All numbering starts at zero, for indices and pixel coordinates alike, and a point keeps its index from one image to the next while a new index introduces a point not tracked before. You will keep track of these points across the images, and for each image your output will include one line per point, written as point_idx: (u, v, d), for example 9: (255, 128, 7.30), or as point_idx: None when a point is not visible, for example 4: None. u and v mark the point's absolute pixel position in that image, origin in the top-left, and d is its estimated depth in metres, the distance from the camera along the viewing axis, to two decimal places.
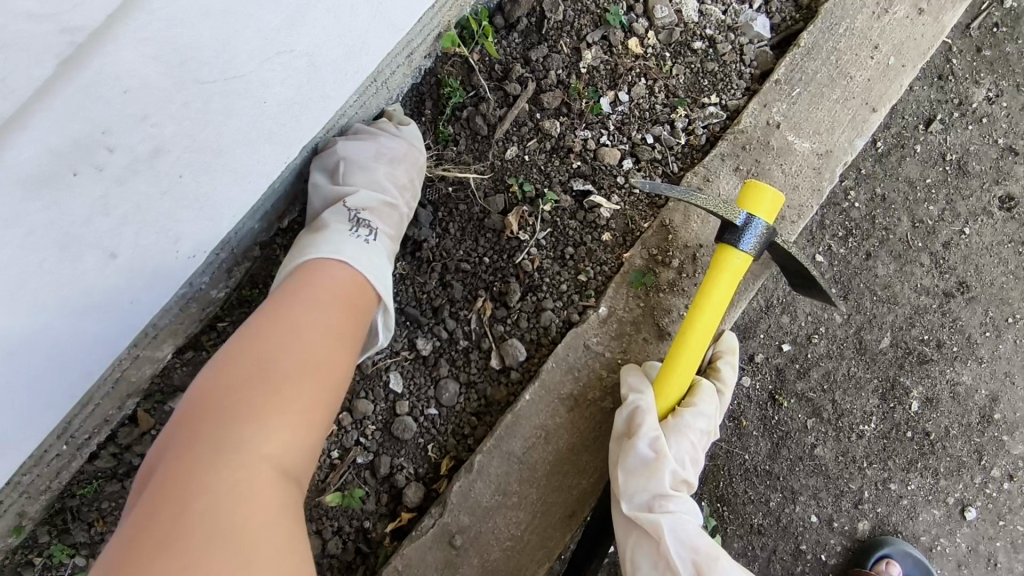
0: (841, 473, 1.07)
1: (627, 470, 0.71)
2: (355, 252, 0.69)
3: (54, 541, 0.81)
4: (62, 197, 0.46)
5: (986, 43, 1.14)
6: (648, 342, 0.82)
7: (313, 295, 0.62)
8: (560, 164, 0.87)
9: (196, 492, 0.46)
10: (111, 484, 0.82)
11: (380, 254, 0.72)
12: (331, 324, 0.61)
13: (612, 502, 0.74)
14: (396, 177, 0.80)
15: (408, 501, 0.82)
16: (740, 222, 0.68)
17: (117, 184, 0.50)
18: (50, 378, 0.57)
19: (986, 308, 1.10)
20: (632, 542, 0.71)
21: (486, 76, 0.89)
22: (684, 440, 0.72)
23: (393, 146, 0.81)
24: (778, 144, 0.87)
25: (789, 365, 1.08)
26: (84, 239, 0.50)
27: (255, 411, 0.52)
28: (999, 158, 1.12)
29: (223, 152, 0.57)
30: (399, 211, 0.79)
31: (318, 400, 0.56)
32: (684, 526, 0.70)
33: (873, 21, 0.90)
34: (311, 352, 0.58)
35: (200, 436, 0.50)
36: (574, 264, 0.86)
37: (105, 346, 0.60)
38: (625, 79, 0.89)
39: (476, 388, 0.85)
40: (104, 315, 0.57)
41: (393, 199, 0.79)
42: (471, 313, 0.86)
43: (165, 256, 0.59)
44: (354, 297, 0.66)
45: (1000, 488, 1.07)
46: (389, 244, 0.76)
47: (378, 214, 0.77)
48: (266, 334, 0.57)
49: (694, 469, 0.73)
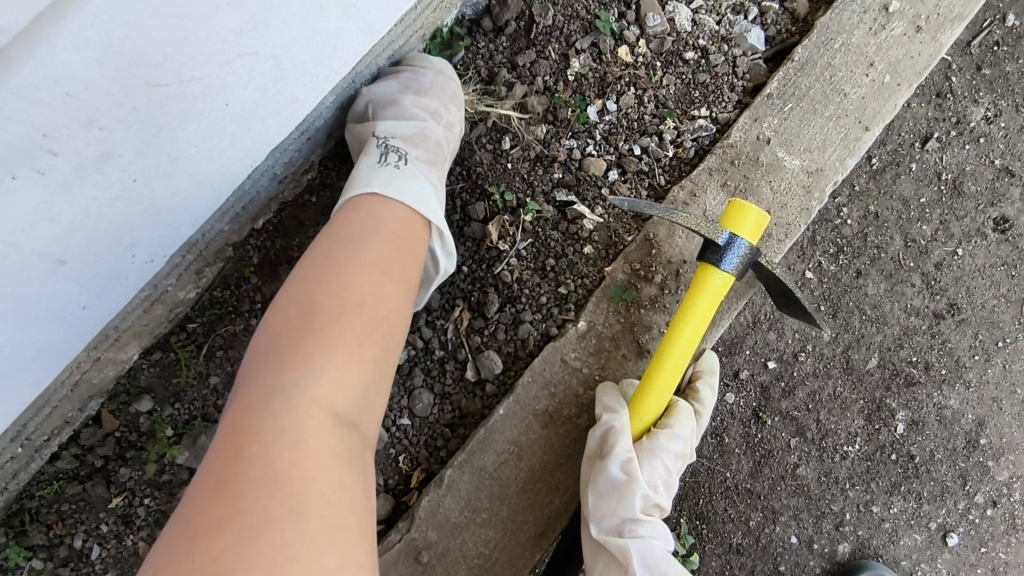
0: (823, 494, 1.05)
1: (598, 493, 0.69)
2: (385, 178, 0.68)
3: (11, 543, 0.79)
4: (0, 202, 0.44)
5: (987, 62, 1.12)
6: (627, 359, 0.80)
7: (368, 231, 0.62)
8: (543, 173, 0.85)
9: (254, 438, 0.47)
10: (73, 486, 0.80)
11: (413, 177, 0.70)
12: (387, 259, 0.61)
13: (583, 524, 0.72)
14: (425, 104, 0.78)
15: (376, 513, 0.80)
16: (722, 242, 0.66)
17: (63, 189, 0.48)
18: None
19: (976, 331, 1.08)
20: (601, 566, 0.69)
21: (470, 80, 0.87)
22: (658, 464, 0.70)
23: (418, 77, 0.79)
24: (768, 161, 0.85)
25: (774, 383, 1.06)
26: (27, 247, 0.49)
27: (301, 354, 0.51)
28: (995, 179, 1.10)
29: (179, 157, 0.56)
30: (433, 135, 0.77)
31: (370, 351, 0.55)
32: (654, 549, 0.68)
33: (870, 36, 0.88)
34: (367, 292, 0.57)
35: (260, 379, 0.50)
36: (554, 275, 0.84)
37: (56, 349, 0.59)
38: (614, 88, 0.87)
39: (451, 400, 0.83)
40: (54, 320, 0.56)
41: (427, 121, 0.77)
42: (448, 323, 0.84)
43: (120, 260, 0.58)
44: (405, 233, 0.65)
45: (983, 514, 1.06)
46: (425, 166, 0.74)
47: (412, 140, 0.75)
48: (325, 273, 0.57)
49: (668, 494, 0.71)
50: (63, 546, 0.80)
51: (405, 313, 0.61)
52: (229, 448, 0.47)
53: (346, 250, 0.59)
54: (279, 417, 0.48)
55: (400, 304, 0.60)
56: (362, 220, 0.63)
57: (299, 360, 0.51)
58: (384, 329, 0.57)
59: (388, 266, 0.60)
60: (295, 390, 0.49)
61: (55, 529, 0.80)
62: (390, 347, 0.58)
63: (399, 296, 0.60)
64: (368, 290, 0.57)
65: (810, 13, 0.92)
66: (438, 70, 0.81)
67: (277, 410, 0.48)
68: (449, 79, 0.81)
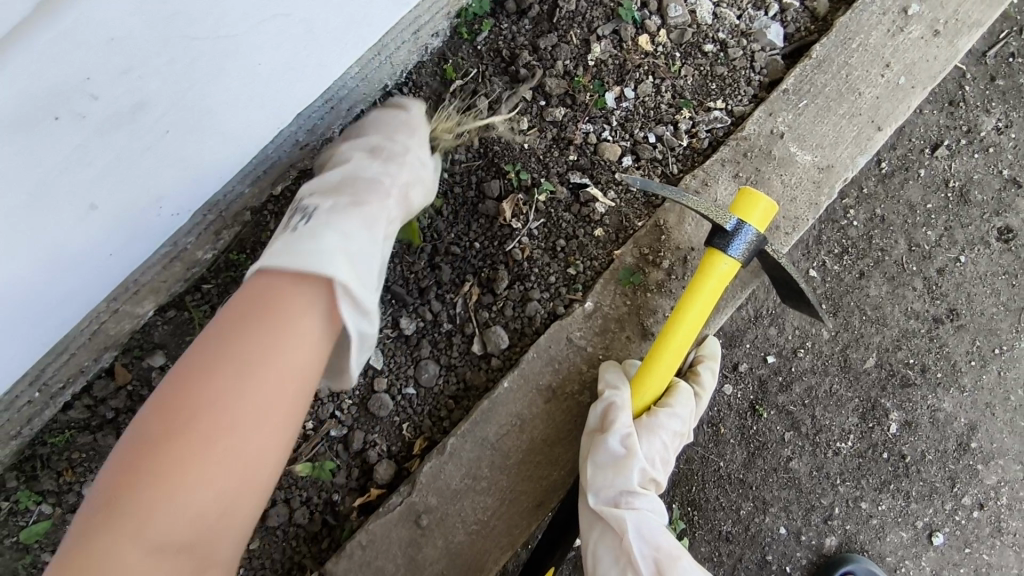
0: (814, 488, 1.07)
1: (596, 464, 0.72)
2: (281, 249, 0.61)
3: (22, 487, 0.81)
4: (39, 141, 0.46)
5: (1001, 73, 1.13)
6: (631, 341, 0.82)
7: (266, 317, 0.55)
8: (558, 155, 0.87)
9: (96, 551, 0.48)
10: (83, 435, 0.82)
11: (311, 236, 0.62)
12: (281, 357, 0.55)
13: (580, 495, 0.74)
14: (364, 144, 0.75)
15: (378, 477, 0.82)
16: (730, 227, 0.68)
17: (98, 135, 0.50)
18: (23, 328, 0.57)
19: (974, 337, 1.10)
20: (595, 535, 0.72)
21: (491, 60, 0.89)
22: (657, 440, 0.72)
23: (360, 125, 0.79)
24: (780, 155, 0.87)
25: (772, 377, 1.08)
26: (61, 189, 0.50)
27: (160, 472, 0.50)
28: (1002, 189, 1.12)
29: (209, 113, 0.57)
30: (366, 169, 0.72)
31: (245, 465, 0.53)
32: (648, 521, 0.71)
33: (887, 38, 0.89)
34: (248, 404, 0.53)
35: (121, 481, 0.50)
36: (564, 256, 0.85)
37: (81, 297, 0.61)
38: (633, 75, 0.89)
39: (456, 372, 0.85)
40: (82, 266, 0.58)
41: (357, 163, 0.73)
42: (457, 297, 0.86)
43: (147, 212, 0.60)
44: (303, 313, 0.57)
45: (969, 516, 1.08)
46: (340, 213, 0.66)
47: (337, 187, 0.70)
48: (207, 375, 0.53)
49: (664, 470, 0.73)
50: (71, 493, 0.82)
51: (297, 410, 0.57)
52: (77, 552, 0.48)
53: (235, 344, 0.54)
54: (122, 536, 0.48)
55: (292, 407, 0.56)
56: (265, 299, 0.57)
57: (158, 477, 0.49)
58: (269, 434, 0.54)
59: (278, 360, 0.55)
60: (149, 505, 0.49)
61: (65, 476, 0.82)
62: (273, 449, 0.55)
63: (291, 400, 0.56)
64: (250, 402, 0.53)
65: (830, 13, 0.93)
66: (384, 109, 0.81)
67: (125, 526, 0.48)
68: (394, 112, 0.80)
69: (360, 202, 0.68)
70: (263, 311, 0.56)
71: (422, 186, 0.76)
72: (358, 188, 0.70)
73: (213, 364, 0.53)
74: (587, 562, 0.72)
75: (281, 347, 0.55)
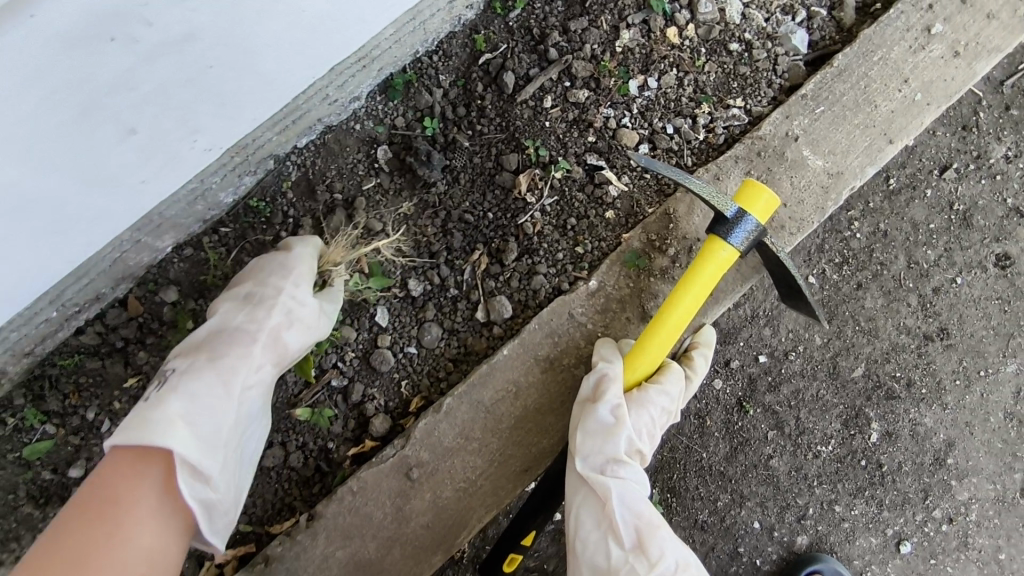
0: (791, 487, 1.10)
1: (585, 431, 0.74)
2: (133, 417, 0.67)
3: (28, 405, 0.84)
4: (93, 58, 0.48)
5: (1015, 103, 1.15)
6: (631, 322, 0.84)
7: (121, 489, 0.62)
8: (578, 136, 0.89)
9: None
10: (92, 361, 0.85)
11: (155, 407, 0.67)
12: (143, 506, 0.62)
13: (568, 459, 0.77)
14: (238, 296, 0.79)
15: (374, 430, 0.85)
16: (732, 215, 0.71)
17: (147, 60, 0.52)
18: (53, 241, 0.60)
19: (962, 357, 1.13)
20: (579, 499, 0.74)
21: (521, 37, 0.91)
22: (645, 414, 0.75)
23: (250, 264, 0.82)
24: (792, 157, 0.89)
25: (761, 376, 1.10)
26: (106, 110, 0.53)
27: None
28: (1004, 217, 1.14)
29: (251, 53, 0.59)
30: (234, 322, 0.76)
31: None
32: (630, 489, 0.74)
33: (908, 55, 0.91)
34: (114, 554, 0.59)
35: None
36: (573, 234, 0.88)
37: (110, 218, 0.63)
38: (657, 66, 0.91)
39: (458, 336, 0.88)
40: (114, 187, 0.60)
41: (224, 316, 0.77)
42: (466, 264, 0.88)
43: (181, 144, 0.62)
44: (159, 485, 0.64)
45: (937, 528, 1.11)
46: (192, 380, 0.71)
47: (200, 348, 0.75)
48: (68, 543, 0.59)
49: (650, 444, 0.76)
50: (75, 415, 0.84)
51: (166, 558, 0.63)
52: None
53: (94, 522, 0.60)
54: None
55: (160, 551, 0.63)
56: (118, 475, 0.63)
57: None
58: None
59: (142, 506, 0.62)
60: None
61: (70, 399, 0.84)
62: None
63: (158, 540, 0.63)
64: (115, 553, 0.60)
65: (855, 25, 0.95)
66: (270, 252, 0.82)
67: None
68: (275, 257, 0.81)
69: (216, 375, 0.72)
70: (109, 505, 0.62)
71: (302, 322, 0.78)
72: (222, 370, 0.72)
73: (73, 532, 0.59)
74: (569, 525, 0.74)
75: (108, 559, 0.59)
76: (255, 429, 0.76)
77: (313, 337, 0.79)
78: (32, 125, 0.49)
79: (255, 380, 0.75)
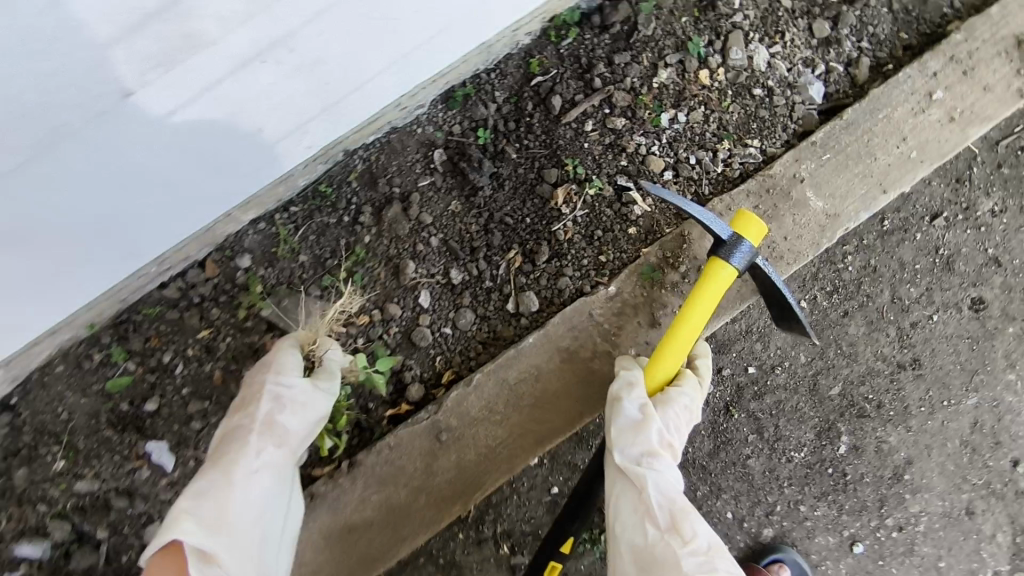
0: (763, 485, 1.24)
1: (619, 427, 0.88)
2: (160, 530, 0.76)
3: (115, 343, 1.00)
4: (195, 31, 0.62)
5: (1008, 162, 1.27)
6: (640, 326, 0.97)
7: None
8: (612, 158, 1.01)
9: None
10: (172, 312, 1.00)
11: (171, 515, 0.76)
12: None
13: (607, 454, 0.90)
14: (237, 405, 0.88)
15: (410, 396, 0.98)
16: (730, 239, 0.83)
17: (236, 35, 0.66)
18: (156, 173, 0.76)
19: (929, 386, 1.26)
20: (621, 484, 0.87)
21: (570, 64, 1.03)
22: (671, 414, 0.88)
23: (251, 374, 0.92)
24: (797, 197, 1.01)
25: (749, 385, 1.24)
26: (202, 74, 0.68)
27: None
28: (983, 265, 1.27)
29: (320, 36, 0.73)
30: (235, 427, 0.85)
31: None
32: (665, 479, 0.86)
33: (910, 115, 1.03)
34: None
35: None
36: (599, 245, 1.00)
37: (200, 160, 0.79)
38: (687, 103, 1.03)
39: (489, 323, 1.01)
40: (206, 136, 0.76)
41: (228, 426, 0.86)
42: (502, 261, 1.01)
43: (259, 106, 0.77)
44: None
45: (889, 535, 1.24)
46: (202, 483, 0.80)
47: (212, 458, 0.84)
48: None
49: (679, 439, 0.89)
50: (153, 355, 1.00)
51: None
52: None
53: None
54: None
55: None
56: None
57: None
58: None
59: None
60: None
61: (151, 341, 1.00)
62: None
63: None
64: None
65: (868, 82, 1.06)
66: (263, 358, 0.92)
67: None
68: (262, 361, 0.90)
69: (230, 466, 0.81)
70: None
71: (299, 401, 0.87)
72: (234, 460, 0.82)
73: None
74: (611, 511, 0.88)
75: None
76: (283, 506, 0.85)
77: (314, 413, 0.88)
78: (158, 82, 0.64)
79: (268, 463, 0.84)
